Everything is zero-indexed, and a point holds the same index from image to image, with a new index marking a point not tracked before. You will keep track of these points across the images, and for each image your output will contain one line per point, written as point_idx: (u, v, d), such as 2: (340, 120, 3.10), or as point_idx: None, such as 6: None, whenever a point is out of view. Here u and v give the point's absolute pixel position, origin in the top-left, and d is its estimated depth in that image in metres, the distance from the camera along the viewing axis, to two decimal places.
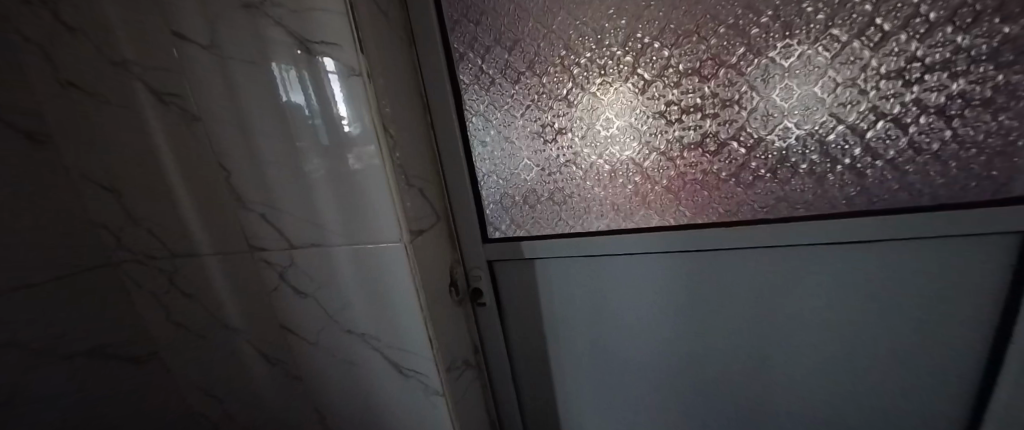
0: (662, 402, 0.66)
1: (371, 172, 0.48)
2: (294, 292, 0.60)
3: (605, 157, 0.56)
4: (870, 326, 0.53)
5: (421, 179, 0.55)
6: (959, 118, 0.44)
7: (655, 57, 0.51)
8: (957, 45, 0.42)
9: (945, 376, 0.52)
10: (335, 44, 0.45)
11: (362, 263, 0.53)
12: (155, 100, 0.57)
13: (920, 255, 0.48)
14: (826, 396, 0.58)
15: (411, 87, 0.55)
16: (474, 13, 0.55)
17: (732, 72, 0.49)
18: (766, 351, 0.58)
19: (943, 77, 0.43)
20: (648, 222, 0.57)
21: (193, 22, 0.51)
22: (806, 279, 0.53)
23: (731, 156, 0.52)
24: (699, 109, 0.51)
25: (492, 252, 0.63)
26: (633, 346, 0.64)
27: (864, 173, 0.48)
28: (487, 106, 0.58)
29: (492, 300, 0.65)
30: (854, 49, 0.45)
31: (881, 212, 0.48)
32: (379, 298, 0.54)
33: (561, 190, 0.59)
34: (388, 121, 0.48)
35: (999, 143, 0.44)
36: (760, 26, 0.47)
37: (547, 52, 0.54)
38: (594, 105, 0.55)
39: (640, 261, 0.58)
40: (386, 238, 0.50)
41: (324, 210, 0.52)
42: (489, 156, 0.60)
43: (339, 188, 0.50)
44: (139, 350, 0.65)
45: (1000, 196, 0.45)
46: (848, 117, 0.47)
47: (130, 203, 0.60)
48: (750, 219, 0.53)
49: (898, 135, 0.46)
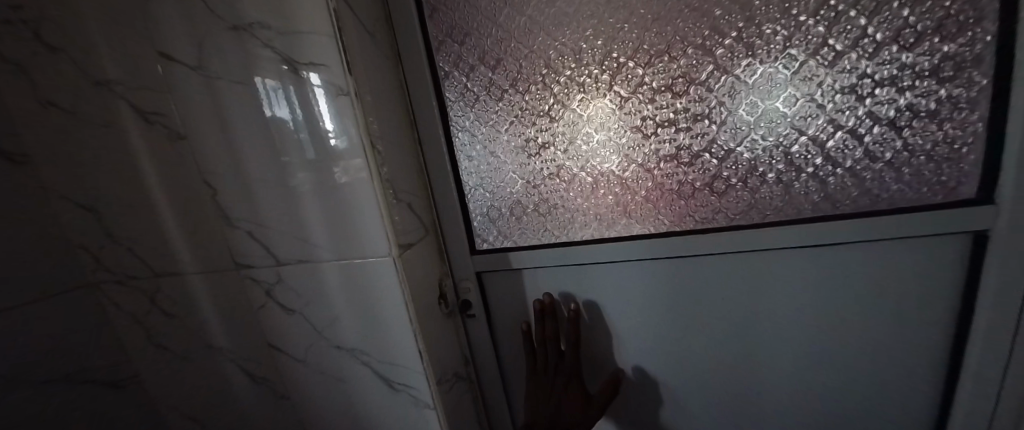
0: (650, 404, 0.68)
1: (359, 186, 0.48)
2: (283, 309, 0.59)
3: (587, 169, 0.59)
4: (843, 325, 0.55)
5: (409, 194, 0.56)
6: (908, 128, 0.47)
7: (630, 75, 0.54)
8: (902, 62, 0.46)
9: (912, 371, 0.55)
10: (322, 63, 0.46)
11: (350, 278, 0.53)
12: (140, 121, 0.57)
13: (883, 257, 0.51)
14: (807, 395, 0.60)
15: (401, 106, 0.57)
16: (459, 33, 0.57)
17: (701, 88, 0.52)
18: (750, 352, 0.60)
19: (892, 91, 0.47)
20: (629, 231, 0.59)
21: (180, 43, 0.52)
22: (784, 282, 0.55)
23: (705, 166, 0.55)
24: (673, 123, 0.54)
25: (480, 263, 0.64)
26: (622, 349, 0.65)
27: (826, 180, 0.51)
28: (472, 122, 0.60)
29: (481, 311, 0.66)
30: (811, 67, 0.48)
31: (845, 216, 0.51)
32: (369, 312, 0.54)
33: (545, 201, 0.61)
34: (375, 136, 0.49)
35: (946, 151, 0.47)
36: (724, 47, 0.51)
37: (529, 71, 0.57)
38: (575, 119, 0.57)
39: (627, 268, 0.60)
40: (374, 251, 0.50)
41: (311, 226, 0.52)
42: (475, 170, 0.62)
43: (327, 204, 0.51)
44: (117, 374, 0.64)
45: (949, 199, 0.48)
46: (807, 129, 0.50)
47: (109, 222, 0.60)
48: (726, 225, 0.55)
49: (854, 146, 0.49)
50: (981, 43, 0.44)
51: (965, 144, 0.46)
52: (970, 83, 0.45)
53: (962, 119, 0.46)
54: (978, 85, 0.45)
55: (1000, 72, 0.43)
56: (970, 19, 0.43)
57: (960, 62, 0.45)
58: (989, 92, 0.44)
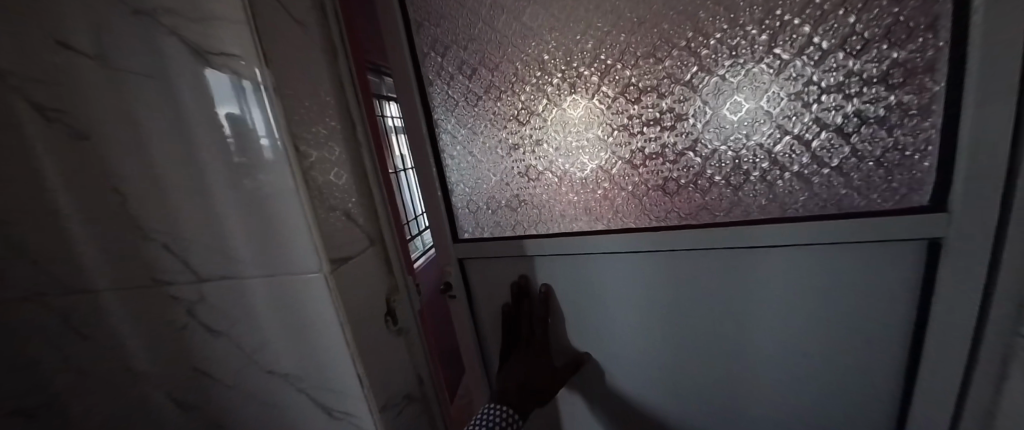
0: (657, 373, 0.82)
1: (285, 195, 0.42)
2: (208, 331, 0.53)
3: (552, 167, 0.76)
4: (819, 307, 0.66)
5: (347, 201, 0.48)
6: (856, 134, 0.58)
7: (587, 84, 0.69)
8: (849, 70, 0.56)
9: (877, 340, 0.65)
10: (236, 54, 0.39)
11: (279, 296, 0.46)
12: (39, 118, 0.49)
13: (847, 254, 0.61)
14: (801, 367, 0.71)
15: (338, 104, 0.50)
16: (439, 48, 0.74)
17: (654, 97, 0.66)
18: (748, 334, 0.72)
19: (839, 97, 0.57)
20: (594, 226, 0.76)
21: (77, 26, 0.44)
22: (771, 274, 0.66)
23: (655, 167, 0.70)
24: (626, 128, 0.69)
25: (460, 252, 0.85)
26: (635, 327, 0.80)
27: (775, 182, 0.64)
28: (454, 124, 0.78)
29: (462, 291, 0.88)
30: (755, 74, 0.60)
31: (801, 217, 0.63)
32: (301, 333, 0.48)
33: (517, 195, 0.80)
34: (301, 139, 0.43)
35: (898, 157, 0.56)
36: (671, 59, 0.64)
37: (501, 80, 0.73)
38: (543, 125, 0.73)
39: (632, 259, 0.74)
40: (306, 267, 0.43)
41: (232, 240, 0.46)
42: (457, 168, 0.81)
43: (247, 213, 0.44)
44: (31, 400, 0.58)
45: (900, 204, 0.58)
46: (755, 135, 0.63)
47: (9, 234, 0.52)
48: (678, 223, 0.70)
49: (801, 151, 0.61)
50: (931, 49, 0.51)
51: (922, 152, 0.55)
52: (921, 89, 0.53)
53: (915, 125, 0.55)
54: (929, 91, 0.53)
55: (953, 77, 0.50)
56: (919, 26, 0.52)
57: (911, 71, 0.53)
58: (939, 99, 0.52)
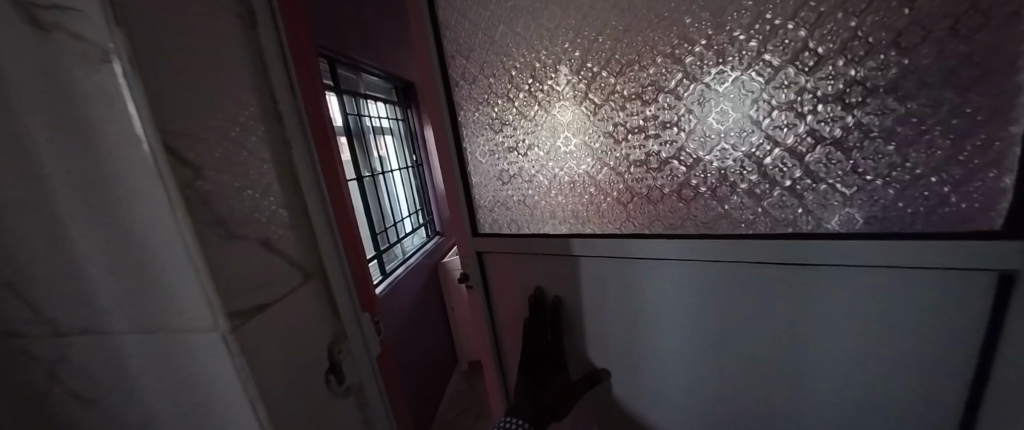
0: (678, 391, 0.76)
1: (156, 219, 0.28)
2: (73, 400, 0.38)
3: (565, 169, 0.71)
4: (857, 340, 0.58)
5: (270, 223, 0.36)
6: (904, 142, 0.49)
7: (603, 84, 0.63)
8: (903, 66, 0.47)
9: (922, 384, 0.56)
10: (78, 8, 0.25)
11: (167, 356, 0.33)
12: None
13: (887, 281, 0.53)
14: (837, 407, 0.63)
15: (257, 90, 0.36)
16: (464, 49, 0.72)
17: (670, 96, 0.59)
18: (785, 365, 0.64)
19: (889, 100, 0.49)
20: (605, 229, 0.71)
21: None
22: (808, 300, 0.59)
23: (672, 172, 0.63)
24: (642, 130, 0.63)
25: (478, 245, 0.83)
26: (659, 342, 0.73)
27: (805, 195, 0.56)
28: (474, 123, 0.76)
29: (478, 284, 0.87)
30: (787, 73, 0.52)
31: (840, 235, 0.54)
32: (200, 406, 0.34)
33: (532, 196, 0.76)
34: (179, 141, 0.29)
35: (959, 172, 0.47)
36: (693, 55, 0.56)
37: (516, 81, 0.70)
38: (555, 125, 0.69)
39: (654, 270, 0.68)
40: (196, 324, 0.31)
41: (100, 279, 0.32)
42: (476, 167, 0.80)
43: (114, 243, 0.30)
44: None
45: (960, 227, 0.49)
46: (786, 141, 0.55)
47: None
48: (696, 232, 0.63)
49: (841, 160, 0.53)
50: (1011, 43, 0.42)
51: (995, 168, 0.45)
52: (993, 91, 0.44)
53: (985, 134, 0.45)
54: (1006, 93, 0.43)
55: None
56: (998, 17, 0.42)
57: (984, 70, 0.44)
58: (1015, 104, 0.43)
